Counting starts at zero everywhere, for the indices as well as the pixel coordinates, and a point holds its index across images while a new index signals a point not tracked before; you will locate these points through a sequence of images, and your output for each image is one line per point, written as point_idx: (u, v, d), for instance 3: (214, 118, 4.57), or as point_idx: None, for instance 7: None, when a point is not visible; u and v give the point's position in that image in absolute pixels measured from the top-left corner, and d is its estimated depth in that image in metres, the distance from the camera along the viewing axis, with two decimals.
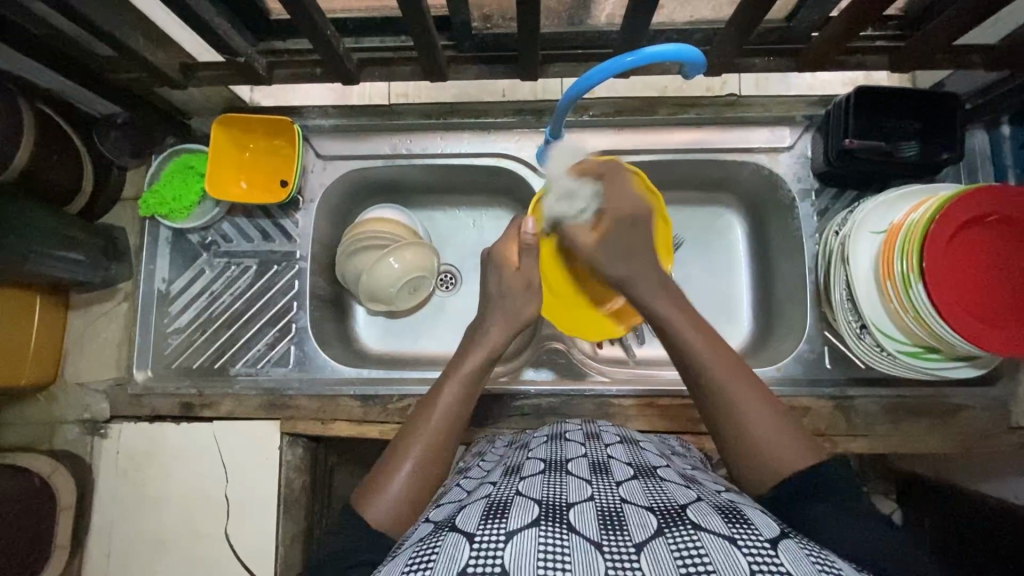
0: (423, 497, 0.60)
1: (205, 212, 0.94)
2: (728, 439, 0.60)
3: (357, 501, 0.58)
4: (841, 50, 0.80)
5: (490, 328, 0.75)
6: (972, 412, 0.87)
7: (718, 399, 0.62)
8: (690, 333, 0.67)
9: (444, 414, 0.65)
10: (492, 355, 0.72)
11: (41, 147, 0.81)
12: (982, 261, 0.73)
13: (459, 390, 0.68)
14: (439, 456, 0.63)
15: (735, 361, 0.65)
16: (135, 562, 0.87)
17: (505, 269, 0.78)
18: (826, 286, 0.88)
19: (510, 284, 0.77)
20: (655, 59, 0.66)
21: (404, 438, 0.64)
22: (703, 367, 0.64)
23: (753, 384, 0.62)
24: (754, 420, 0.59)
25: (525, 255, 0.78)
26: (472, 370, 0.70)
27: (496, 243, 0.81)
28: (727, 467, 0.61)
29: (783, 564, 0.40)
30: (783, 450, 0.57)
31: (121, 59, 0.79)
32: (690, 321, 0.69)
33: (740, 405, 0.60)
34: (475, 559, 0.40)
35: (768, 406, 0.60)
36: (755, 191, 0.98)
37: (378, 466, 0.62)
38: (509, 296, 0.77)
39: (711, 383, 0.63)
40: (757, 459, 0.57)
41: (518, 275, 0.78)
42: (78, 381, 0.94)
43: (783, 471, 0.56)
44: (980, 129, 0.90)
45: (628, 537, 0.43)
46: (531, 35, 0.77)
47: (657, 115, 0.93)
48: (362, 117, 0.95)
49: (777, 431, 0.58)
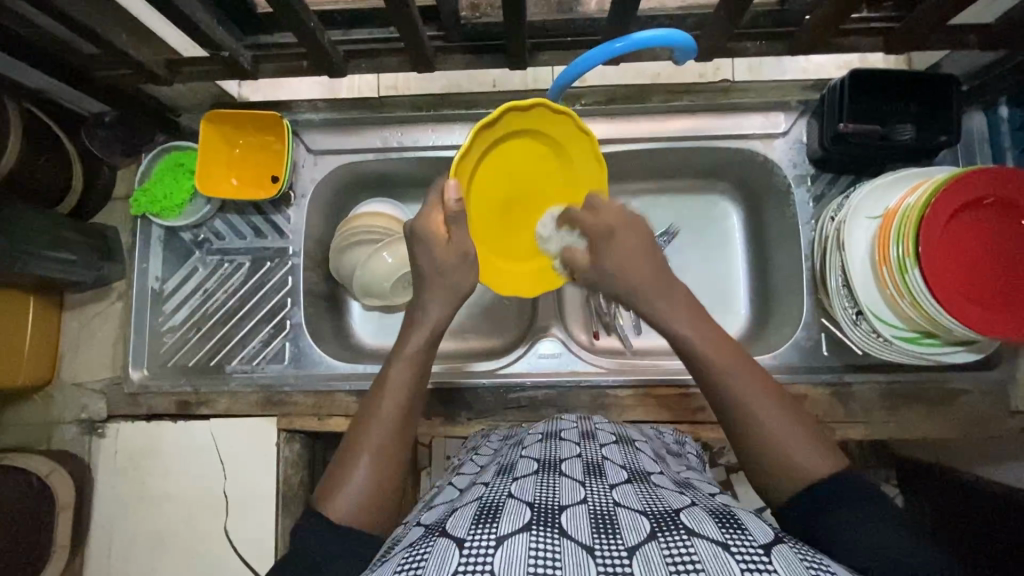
0: (388, 485, 0.59)
1: (196, 209, 0.93)
2: (754, 453, 0.58)
3: (319, 499, 0.58)
4: (834, 32, 0.78)
5: (426, 306, 0.70)
6: (972, 397, 0.87)
7: (742, 418, 0.59)
8: (708, 345, 0.63)
9: (395, 399, 0.64)
10: (436, 331, 0.70)
11: (27, 145, 0.80)
12: (980, 245, 0.72)
13: (406, 373, 0.66)
14: (396, 442, 0.62)
15: (752, 367, 0.62)
16: (135, 561, 0.87)
17: (435, 245, 0.70)
18: (822, 272, 0.87)
19: (443, 261, 0.70)
20: (642, 46, 0.65)
21: (357, 431, 0.63)
22: (726, 383, 0.61)
23: (767, 383, 0.61)
24: (780, 432, 0.57)
25: (456, 225, 0.70)
26: (417, 350, 0.68)
27: (417, 214, 0.72)
28: (748, 472, 0.60)
29: (777, 571, 0.40)
30: (812, 454, 0.56)
31: (106, 56, 0.78)
32: (705, 331, 0.64)
33: (763, 420, 0.58)
34: (465, 565, 0.40)
35: (787, 410, 0.59)
36: (751, 178, 0.97)
37: (336, 462, 0.61)
38: (447, 273, 0.70)
39: (733, 399, 0.60)
40: (785, 470, 0.56)
41: (450, 249, 0.70)
42: (74, 381, 0.94)
43: (804, 479, 0.55)
44: (978, 110, 0.89)
45: (621, 541, 0.43)
46: (518, 23, 0.76)
47: (649, 103, 0.92)
48: (351, 110, 0.94)
49: (802, 436, 0.57)
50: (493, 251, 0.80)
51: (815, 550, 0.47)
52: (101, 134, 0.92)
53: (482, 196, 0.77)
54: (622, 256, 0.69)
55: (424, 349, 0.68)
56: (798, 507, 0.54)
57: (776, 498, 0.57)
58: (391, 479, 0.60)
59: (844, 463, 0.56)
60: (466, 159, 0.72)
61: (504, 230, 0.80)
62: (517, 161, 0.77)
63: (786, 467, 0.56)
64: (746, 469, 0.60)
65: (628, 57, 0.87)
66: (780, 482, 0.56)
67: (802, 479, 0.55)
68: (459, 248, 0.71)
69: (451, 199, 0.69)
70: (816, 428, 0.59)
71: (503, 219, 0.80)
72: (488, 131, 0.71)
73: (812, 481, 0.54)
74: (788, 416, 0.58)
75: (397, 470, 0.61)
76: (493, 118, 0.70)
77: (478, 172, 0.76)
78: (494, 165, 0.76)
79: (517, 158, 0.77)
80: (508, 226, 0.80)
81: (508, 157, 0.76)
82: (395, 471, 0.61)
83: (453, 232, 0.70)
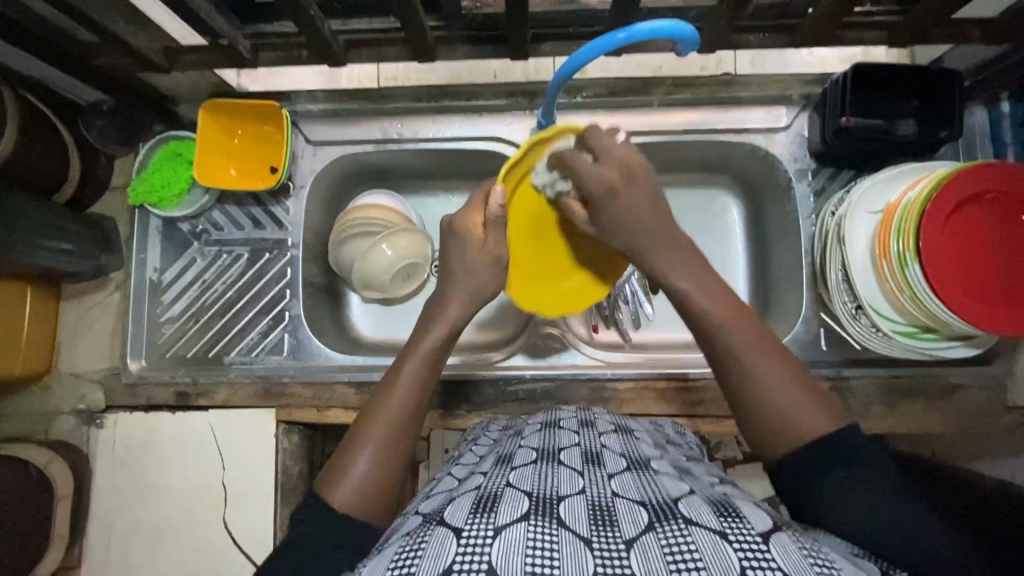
0: (390, 479, 0.59)
1: (195, 200, 0.93)
2: (748, 406, 0.58)
3: (320, 484, 0.59)
4: (839, 25, 0.78)
5: (448, 302, 0.70)
6: (969, 392, 0.87)
7: (741, 373, 0.58)
8: (709, 300, 0.62)
9: (407, 393, 0.64)
10: (454, 329, 0.69)
11: (23, 134, 0.79)
12: (979, 238, 0.73)
13: (420, 369, 0.66)
14: (401, 435, 0.62)
15: (753, 323, 0.61)
16: (133, 551, 0.87)
17: (469, 242, 0.72)
18: (822, 266, 0.87)
19: (475, 260, 0.72)
20: (641, 37, 0.65)
21: (364, 422, 0.63)
22: (723, 342, 0.60)
23: (769, 344, 0.60)
24: (777, 386, 0.57)
25: (492, 228, 0.72)
26: (434, 346, 0.67)
27: (458, 209, 0.74)
28: (742, 427, 0.59)
29: (774, 560, 0.40)
30: (809, 412, 0.55)
31: (104, 44, 0.77)
32: (705, 285, 0.63)
33: (763, 376, 0.58)
34: (462, 555, 0.40)
35: (787, 368, 0.58)
36: (752, 173, 0.97)
37: (341, 449, 0.62)
38: (473, 273, 0.71)
39: (733, 355, 0.59)
40: (782, 426, 0.55)
41: (483, 251, 0.72)
42: (72, 371, 0.94)
43: (801, 435, 0.55)
44: (980, 106, 0.88)
45: (619, 532, 0.43)
46: (519, 14, 0.75)
47: (651, 96, 0.92)
48: (350, 101, 0.94)
49: (801, 395, 0.56)
50: (530, 270, 0.83)
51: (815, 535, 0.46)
52: (100, 124, 0.93)
53: (521, 214, 0.80)
54: (630, 212, 0.66)
55: (440, 346, 0.68)
56: (789, 467, 0.54)
57: (769, 454, 0.56)
58: (393, 473, 0.60)
59: (842, 420, 0.56)
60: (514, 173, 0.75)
61: (541, 251, 0.82)
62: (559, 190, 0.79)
63: (783, 422, 0.55)
64: (739, 421, 0.59)
65: (630, 49, 0.86)
66: (774, 435, 0.56)
67: (798, 437, 0.55)
68: (491, 252, 0.72)
69: (496, 202, 0.71)
70: (816, 386, 0.58)
71: (541, 242, 0.82)
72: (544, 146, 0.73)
73: (811, 438, 0.54)
74: (786, 376, 0.58)
75: (399, 465, 0.61)
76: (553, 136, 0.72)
77: (518, 189, 0.78)
78: (533, 187, 0.78)
79: None
80: (545, 250, 0.82)
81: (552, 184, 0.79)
82: (398, 465, 0.61)
83: (490, 235, 0.72)
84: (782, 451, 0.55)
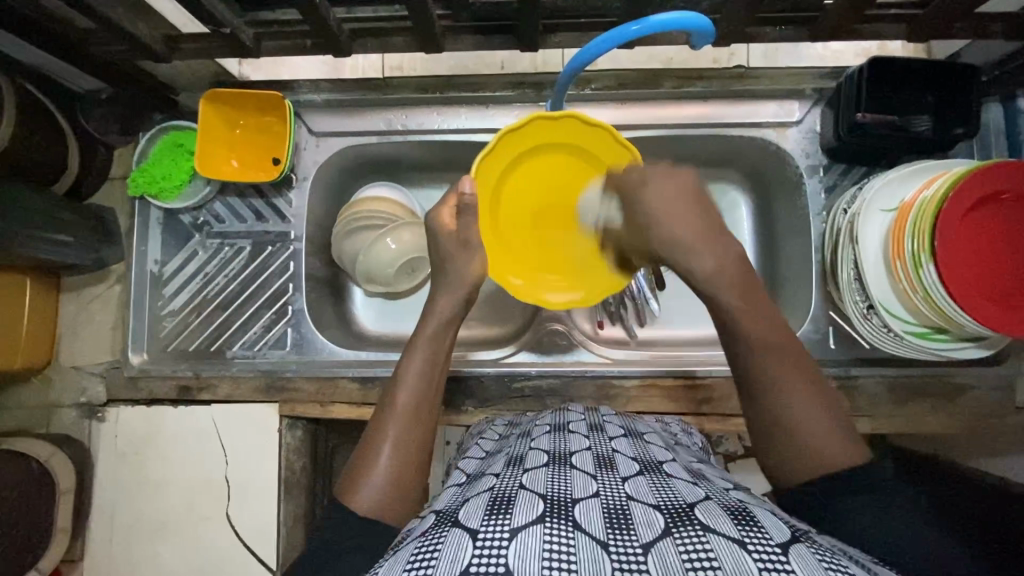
0: (408, 477, 0.59)
1: (196, 191, 0.92)
2: (771, 435, 0.58)
3: (341, 491, 0.58)
4: (858, 18, 0.76)
5: (436, 298, 0.71)
6: (977, 393, 0.86)
7: (774, 399, 0.58)
8: (749, 320, 0.62)
9: (412, 391, 0.64)
10: (452, 321, 0.70)
11: (21, 124, 0.77)
12: (996, 239, 0.71)
13: (422, 364, 0.66)
14: (414, 432, 0.61)
15: (789, 347, 0.61)
16: (136, 544, 0.87)
17: (444, 235, 0.73)
18: (833, 264, 0.85)
19: (449, 249, 0.73)
20: (661, 29, 0.64)
21: (377, 425, 0.62)
22: (759, 361, 0.60)
23: (807, 375, 0.59)
24: (805, 411, 0.57)
25: (463, 216, 0.72)
26: (435, 338, 0.68)
27: (433, 207, 0.75)
28: (760, 456, 0.59)
29: (794, 570, 0.39)
30: (833, 442, 0.55)
31: (103, 32, 0.75)
32: (750, 302, 0.63)
33: (793, 402, 0.57)
34: (478, 558, 0.39)
35: (817, 397, 0.58)
36: (763, 169, 0.95)
37: (356, 454, 0.61)
38: (452, 263, 0.72)
39: (771, 381, 0.59)
40: (807, 455, 0.55)
41: (457, 238, 0.72)
42: (73, 364, 0.93)
43: (822, 463, 0.54)
44: (996, 102, 0.86)
45: (636, 538, 0.42)
46: (530, 3, 0.73)
47: (662, 88, 0.90)
48: (353, 91, 0.91)
49: (827, 423, 0.56)
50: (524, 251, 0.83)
51: (832, 550, 0.45)
52: (99, 112, 0.91)
53: (515, 190, 0.81)
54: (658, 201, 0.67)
55: (437, 338, 0.68)
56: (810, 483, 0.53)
57: (784, 481, 0.56)
58: (409, 470, 0.59)
59: (864, 455, 0.55)
60: (509, 142, 0.76)
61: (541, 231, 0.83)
62: (561, 176, 0.81)
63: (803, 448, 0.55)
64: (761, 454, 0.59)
65: (643, 41, 0.84)
66: (798, 465, 0.55)
67: (818, 463, 0.54)
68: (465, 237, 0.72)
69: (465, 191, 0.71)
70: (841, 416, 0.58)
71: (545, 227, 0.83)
72: (548, 124, 0.75)
73: (832, 467, 0.54)
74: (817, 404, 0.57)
75: (419, 463, 0.60)
76: (555, 117, 0.74)
77: (529, 165, 0.79)
78: (543, 164, 0.80)
79: (565, 172, 0.81)
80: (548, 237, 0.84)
81: (546, 168, 0.80)
82: (417, 464, 0.60)
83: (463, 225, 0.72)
84: (795, 479, 0.55)
